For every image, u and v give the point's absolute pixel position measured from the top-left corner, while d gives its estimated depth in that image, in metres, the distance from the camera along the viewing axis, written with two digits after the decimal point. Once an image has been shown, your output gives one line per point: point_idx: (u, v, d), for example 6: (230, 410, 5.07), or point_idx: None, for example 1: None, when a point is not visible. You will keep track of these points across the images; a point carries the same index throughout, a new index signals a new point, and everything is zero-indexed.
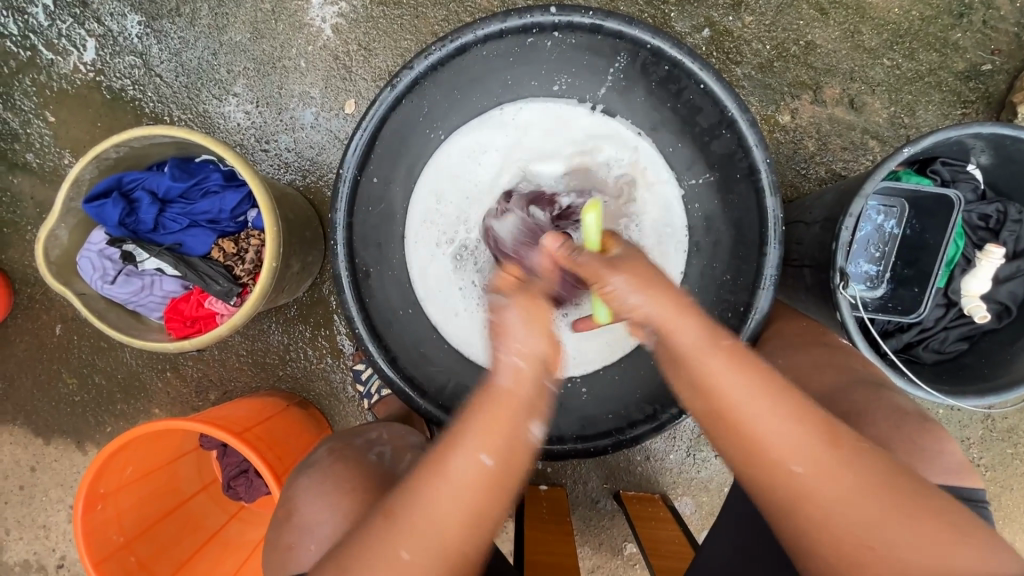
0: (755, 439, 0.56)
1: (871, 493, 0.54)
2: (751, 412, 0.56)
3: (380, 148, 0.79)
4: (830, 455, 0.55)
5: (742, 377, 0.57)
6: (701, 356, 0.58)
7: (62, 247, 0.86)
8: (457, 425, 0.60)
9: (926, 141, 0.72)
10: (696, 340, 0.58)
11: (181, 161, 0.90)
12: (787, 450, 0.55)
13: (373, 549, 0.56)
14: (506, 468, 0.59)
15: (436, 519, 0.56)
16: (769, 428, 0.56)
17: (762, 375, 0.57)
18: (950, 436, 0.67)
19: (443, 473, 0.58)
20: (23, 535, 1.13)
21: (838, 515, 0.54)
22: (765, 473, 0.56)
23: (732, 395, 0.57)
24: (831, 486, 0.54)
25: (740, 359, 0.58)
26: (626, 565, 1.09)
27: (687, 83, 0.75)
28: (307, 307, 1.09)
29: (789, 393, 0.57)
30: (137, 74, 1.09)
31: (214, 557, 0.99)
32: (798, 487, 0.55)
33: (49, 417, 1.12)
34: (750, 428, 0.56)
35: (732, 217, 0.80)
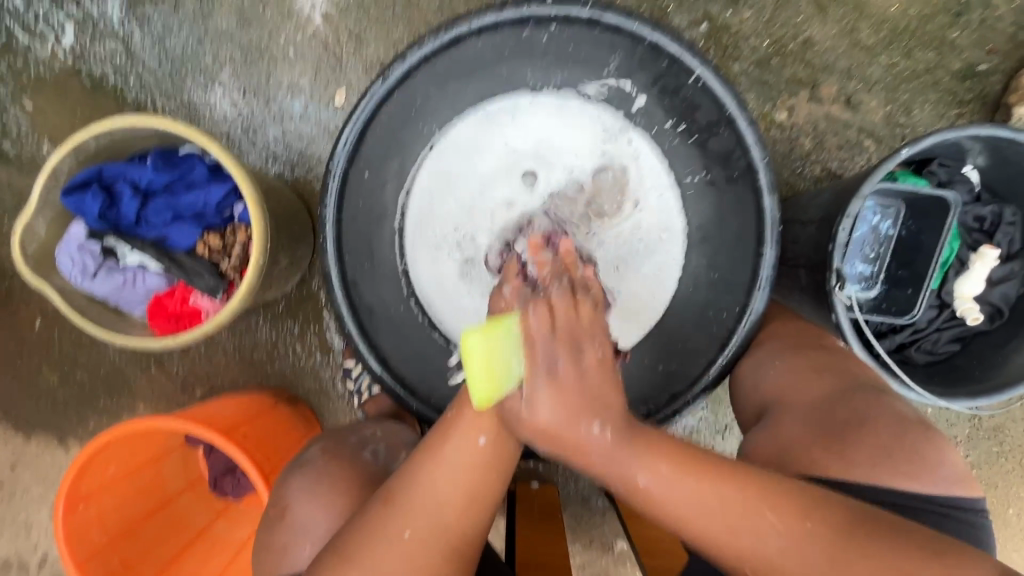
0: (705, 539, 0.55)
1: (822, 547, 0.54)
2: (691, 520, 0.55)
3: (371, 141, 0.77)
4: (777, 527, 0.55)
5: (664, 467, 0.56)
6: (619, 460, 0.55)
7: (40, 240, 0.83)
8: (450, 415, 0.58)
9: (924, 142, 0.72)
10: (600, 438, 0.54)
11: (164, 152, 0.88)
12: (741, 535, 0.55)
13: (376, 533, 0.56)
14: (499, 455, 0.57)
15: (438, 497, 0.56)
16: (688, 507, 0.55)
17: (676, 455, 0.56)
18: (951, 445, 0.67)
19: (438, 458, 0.57)
20: (4, 532, 1.11)
21: (787, 573, 0.55)
22: (708, 548, 0.56)
23: (663, 493, 0.55)
24: (774, 545, 0.55)
25: (651, 448, 0.56)
26: (616, 562, 1.09)
27: (686, 80, 0.74)
28: (296, 302, 1.07)
29: (704, 462, 0.57)
30: (119, 61, 1.05)
31: (200, 557, 0.97)
32: (759, 558, 0.55)
33: (30, 413, 1.10)
34: (688, 522, 0.55)
35: (727, 217, 0.79)
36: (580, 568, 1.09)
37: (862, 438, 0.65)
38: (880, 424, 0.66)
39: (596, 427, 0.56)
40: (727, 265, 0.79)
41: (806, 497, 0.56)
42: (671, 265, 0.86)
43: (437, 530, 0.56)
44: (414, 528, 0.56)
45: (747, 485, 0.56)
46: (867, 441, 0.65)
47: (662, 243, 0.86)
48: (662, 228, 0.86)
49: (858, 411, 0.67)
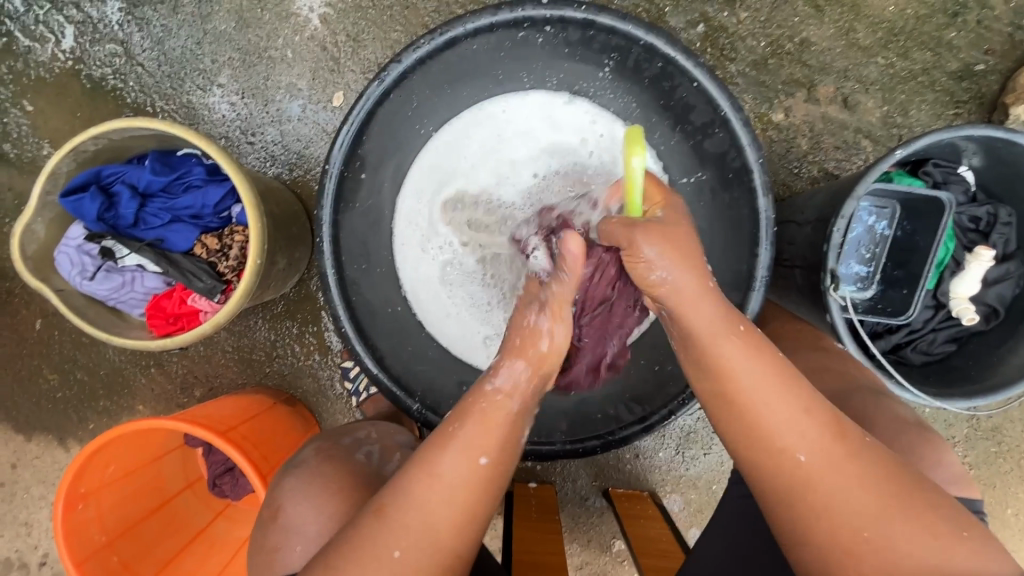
0: (761, 430, 0.56)
1: (870, 484, 0.54)
2: (766, 408, 0.56)
3: (367, 143, 0.77)
4: (831, 448, 0.55)
5: (756, 364, 0.57)
6: (739, 356, 0.57)
7: (39, 241, 0.84)
8: (445, 429, 0.59)
9: (919, 143, 0.72)
10: (712, 334, 0.57)
11: (162, 154, 0.88)
12: (795, 438, 0.55)
13: (365, 548, 0.55)
14: (500, 469, 0.59)
15: (432, 519, 0.56)
16: (768, 408, 0.56)
17: (773, 360, 0.57)
18: (949, 446, 0.66)
19: (436, 475, 0.57)
20: (4, 532, 1.11)
21: (839, 502, 0.54)
22: (769, 457, 0.56)
23: (748, 386, 0.56)
24: (833, 474, 0.55)
25: (752, 344, 0.57)
26: (614, 562, 1.09)
27: (681, 81, 0.74)
28: (294, 303, 1.07)
29: (790, 371, 0.58)
30: (118, 63, 1.06)
31: (198, 557, 0.98)
32: (798, 468, 0.55)
33: (30, 413, 1.10)
34: (763, 422, 0.56)
35: (722, 218, 0.79)
36: (578, 567, 1.09)
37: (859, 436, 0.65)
38: (877, 423, 0.66)
39: (715, 340, 0.57)
40: (722, 266, 0.79)
41: (860, 431, 0.57)
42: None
43: (427, 545, 0.56)
44: (404, 547, 0.56)
45: (824, 403, 0.57)
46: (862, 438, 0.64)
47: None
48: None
49: (855, 410, 0.67)
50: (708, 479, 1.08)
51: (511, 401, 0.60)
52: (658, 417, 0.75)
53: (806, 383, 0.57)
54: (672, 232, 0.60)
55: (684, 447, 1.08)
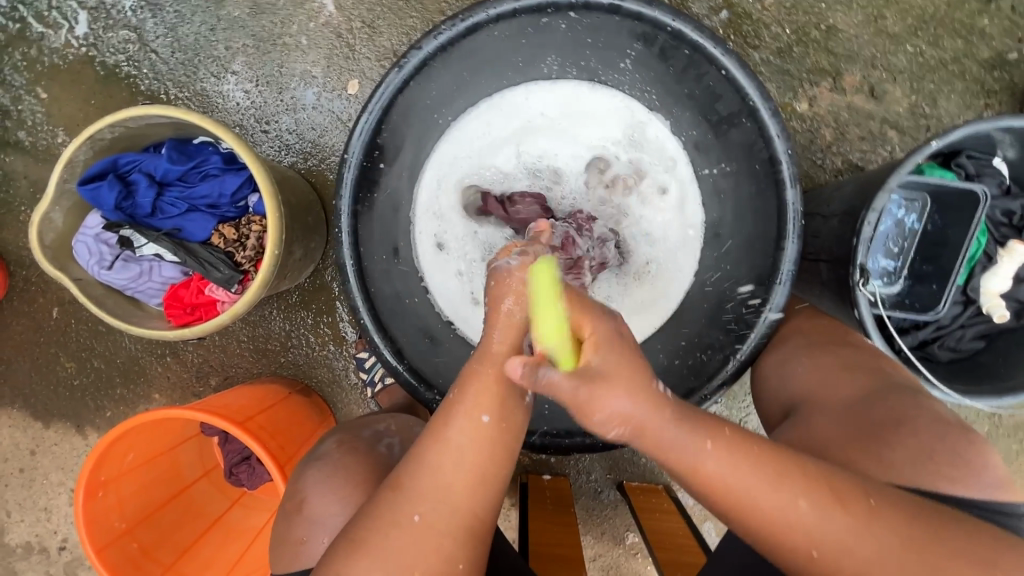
0: (772, 534, 0.53)
1: (889, 550, 0.51)
2: (755, 498, 0.53)
3: (387, 131, 0.76)
4: (843, 523, 0.52)
5: (742, 460, 0.53)
6: (687, 446, 0.53)
7: (57, 231, 0.83)
8: (449, 396, 0.56)
9: (954, 135, 0.70)
10: (675, 430, 0.53)
11: (178, 143, 0.88)
12: (800, 520, 0.52)
13: (383, 517, 0.55)
14: (506, 426, 0.56)
15: (448, 483, 0.55)
16: (767, 500, 0.52)
17: (759, 470, 0.53)
18: (988, 446, 0.63)
19: (443, 440, 0.55)
20: (24, 517, 1.13)
21: (868, 574, 0.52)
22: (782, 552, 0.53)
23: (738, 488, 0.53)
24: (852, 552, 0.52)
25: (729, 449, 0.53)
26: (627, 555, 1.09)
27: (708, 69, 0.72)
28: (309, 293, 1.07)
29: (779, 460, 0.54)
30: (132, 50, 1.05)
31: (216, 544, 0.98)
32: (819, 562, 0.52)
33: (48, 400, 1.11)
34: (766, 523, 0.53)
35: (747, 211, 0.77)
36: (591, 560, 1.09)
37: (899, 440, 0.62)
38: (912, 424, 0.62)
39: (652, 425, 0.53)
40: (745, 260, 0.77)
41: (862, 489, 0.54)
42: (688, 258, 0.87)
43: (445, 508, 0.54)
44: (423, 511, 0.54)
45: (818, 495, 0.52)
46: (902, 442, 0.62)
47: (686, 236, 0.87)
48: (684, 224, 0.87)
49: (893, 411, 0.64)
50: None
51: (512, 372, 0.56)
52: None
53: (791, 468, 0.53)
54: (581, 306, 0.53)
55: None
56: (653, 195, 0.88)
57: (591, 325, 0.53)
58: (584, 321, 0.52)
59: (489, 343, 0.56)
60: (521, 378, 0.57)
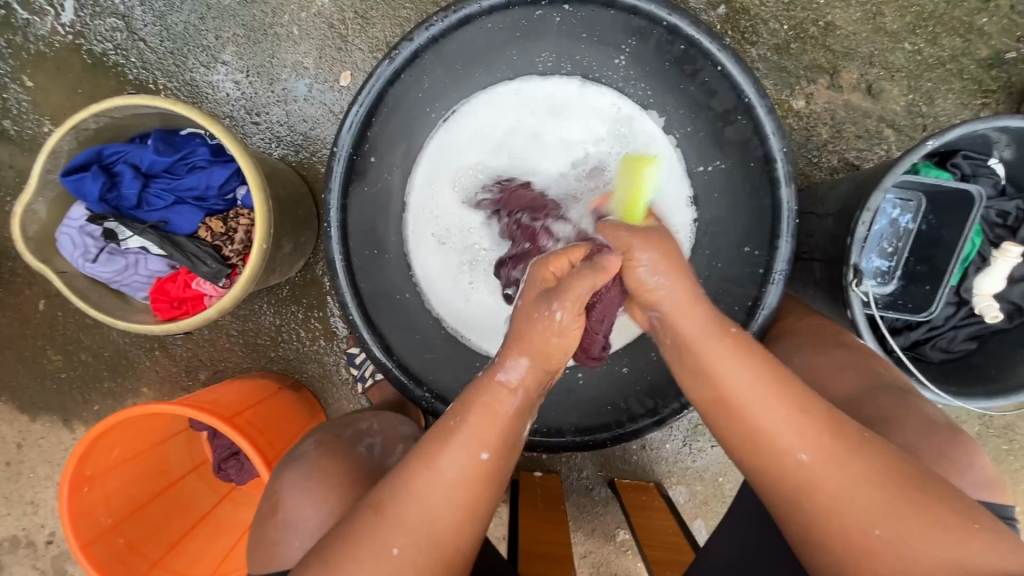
0: (758, 435, 0.55)
1: (872, 481, 0.52)
2: (754, 405, 0.55)
3: (378, 124, 0.75)
4: (829, 444, 0.53)
5: (754, 371, 0.55)
6: (706, 354, 0.56)
7: (40, 222, 0.82)
8: (448, 424, 0.57)
9: (951, 135, 0.70)
10: (701, 337, 0.56)
11: (165, 134, 0.86)
12: (794, 438, 0.54)
13: (361, 547, 0.54)
14: (499, 465, 0.57)
15: (431, 516, 0.55)
16: (762, 417, 0.54)
17: (768, 368, 0.56)
18: (980, 449, 0.63)
19: (435, 470, 0.55)
20: (11, 510, 1.12)
21: (845, 503, 0.52)
22: (767, 455, 0.54)
23: (742, 398, 0.55)
24: (835, 474, 0.53)
25: (744, 354, 0.56)
26: (618, 552, 1.08)
27: (704, 65, 0.71)
28: (299, 288, 1.06)
29: (794, 383, 0.55)
30: (119, 38, 1.03)
31: (205, 538, 0.98)
32: (804, 471, 0.53)
33: (35, 393, 1.10)
34: (756, 426, 0.55)
35: (739, 209, 0.77)
36: (581, 556, 1.09)
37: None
38: (905, 425, 0.62)
39: (682, 322, 0.57)
40: (738, 259, 0.76)
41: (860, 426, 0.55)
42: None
43: (426, 545, 0.54)
44: (402, 544, 0.54)
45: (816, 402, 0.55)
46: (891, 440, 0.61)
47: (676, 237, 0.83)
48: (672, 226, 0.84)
49: (883, 410, 0.63)
50: (715, 471, 1.08)
51: (513, 395, 0.57)
52: (670, 411, 0.73)
53: (799, 384, 0.55)
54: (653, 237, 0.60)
55: (692, 439, 1.07)
56: None
57: (646, 255, 0.57)
58: (634, 242, 0.58)
59: (497, 371, 0.57)
60: (524, 412, 0.58)
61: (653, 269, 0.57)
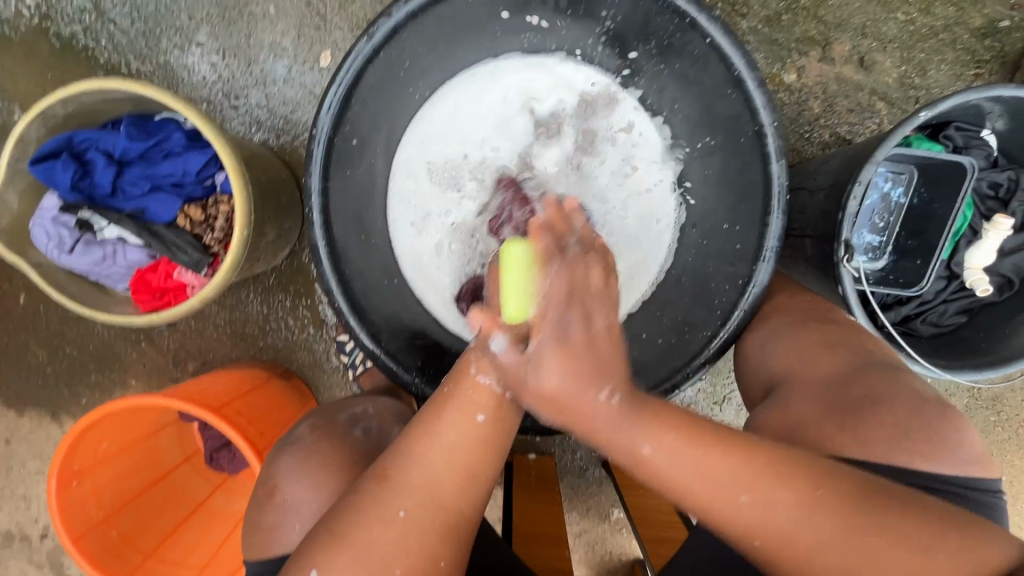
0: (694, 495, 0.52)
1: (812, 524, 0.51)
2: (685, 474, 0.52)
3: (358, 105, 0.72)
4: (777, 491, 0.52)
5: (678, 439, 0.52)
6: (625, 432, 0.51)
7: (12, 213, 0.79)
8: (444, 390, 0.56)
9: (943, 105, 0.68)
10: (608, 425, 0.51)
11: (138, 118, 0.84)
12: (733, 488, 0.52)
13: (367, 511, 0.53)
14: (500, 429, 0.56)
15: (434, 478, 0.54)
16: (694, 480, 0.52)
17: (690, 430, 0.53)
18: (969, 424, 0.63)
19: (434, 434, 0.55)
20: (4, 505, 1.11)
21: (794, 543, 0.51)
22: (709, 511, 0.52)
23: (667, 465, 0.52)
24: (778, 518, 0.51)
25: (666, 418, 0.52)
26: (612, 530, 1.09)
27: (693, 38, 0.69)
28: (286, 275, 1.04)
29: (720, 434, 0.53)
30: (88, 20, 0.99)
31: (199, 528, 0.98)
32: (752, 523, 0.52)
33: (21, 388, 1.08)
34: (696, 488, 0.52)
35: (730, 187, 0.75)
36: (577, 535, 1.10)
37: (873, 415, 0.61)
38: (900, 404, 0.62)
39: (599, 394, 0.52)
40: (726, 237, 0.75)
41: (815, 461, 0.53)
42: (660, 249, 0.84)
43: (431, 506, 0.53)
44: (409, 507, 0.53)
45: (760, 452, 0.53)
46: (879, 417, 0.61)
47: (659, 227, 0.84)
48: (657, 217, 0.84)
49: (873, 386, 0.63)
50: None
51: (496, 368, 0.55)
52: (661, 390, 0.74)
53: (731, 435, 0.53)
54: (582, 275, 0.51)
55: None
56: (631, 182, 0.85)
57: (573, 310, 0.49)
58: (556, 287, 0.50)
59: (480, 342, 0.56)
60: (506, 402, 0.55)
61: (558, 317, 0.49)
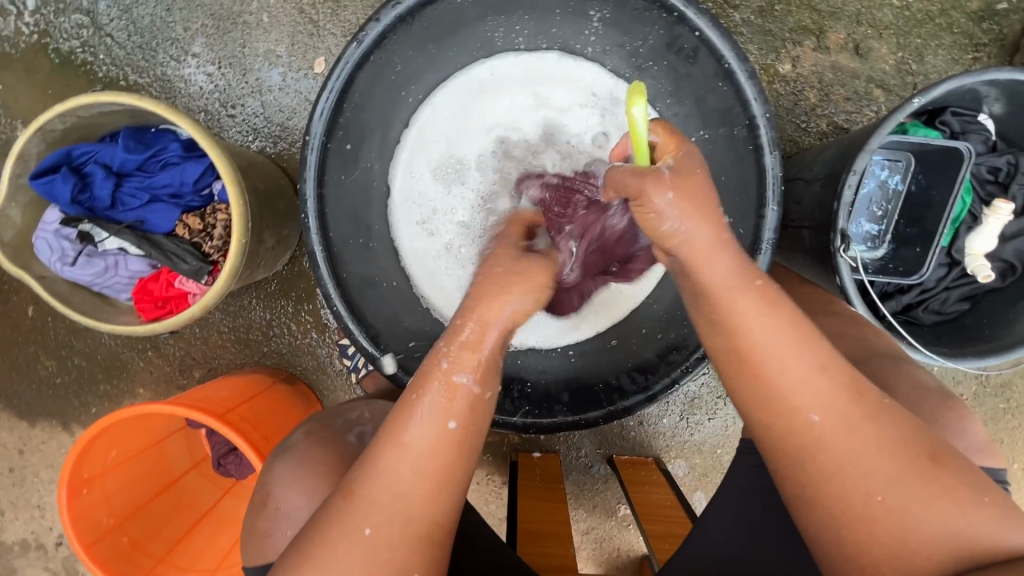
0: (772, 389, 0.51)
1: (884, 445, 0.49)
2: (773, 360, 0.50)
3: (350, 110, 0.73)
4: (851, 407, 0.50)
5: (773, 317, 0.51)
6: (743, 314, 0.51)
7: (16, 227, 0.81)
8: (411, 395, 0.55)
9: (937, 91, 0.67)
10: (717, 285, 0.52)
11: (135, 131, 0.85)
12: (808, 398, 0.50)
13: (331, 533, 0.52)
14: (470, 431, 0.55)
15: (402, 491, 0.53)
16: (798, 373, 0.50)
17: (792, 323, 0.51)
18: (974, 415, 0.62)
19: (402, 444, 0.53)
20: (19, 515, 1.13)
21: (855, 474, 0.50)
22: (777, 416, 0.51)
23: (756, 342, 0.51)
24: (849, 440, 0.50)
25: (769, 300, 0.51)
26: (620, 526, 1.09)
27: (683, 32, 0.69)
28: (287, 281, 1.05)
29: (816, 343, 0.51)
30: (86, 35, 1.00)
31: (209, 534, 0.99)
32: (817, 438, 0.50)
33: (32, 400, 1.10)
34: (778, 393, 0.51)
35: (725, 181, 0.75)
36: (584, 532, 1.10)
37: None
38: (902, 394, 0.61)
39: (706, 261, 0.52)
40: None
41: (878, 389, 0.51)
42: None
43: (397, 520, 0.52)
44: (373, 524, 0.52)
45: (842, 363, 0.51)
46: None
47: None
48: None
49: (873, 377, 0.63)
50: (713, 443, 1.08)
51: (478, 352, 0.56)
52: (660, 387, 0.73)
53: (822, 340, 0.51)
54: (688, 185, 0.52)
55: (689, 413, 1.07)
56: None
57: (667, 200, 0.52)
58: (647, 184, 0.52)
59: (458, 330, 0.56)
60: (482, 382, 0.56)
61: (667, 215, 0.52)
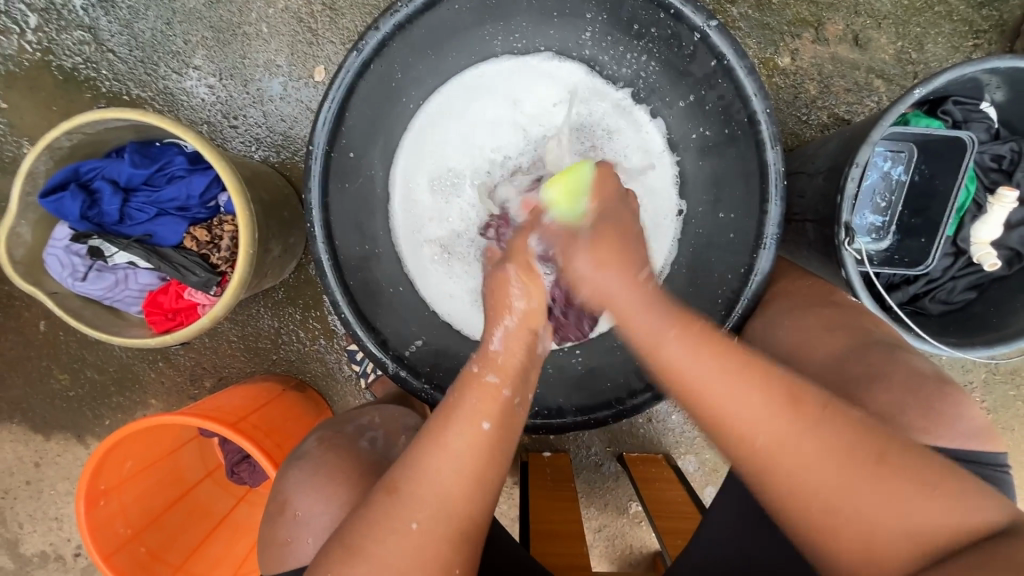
0: (714, 418, 0.55)
1: (830, 452, 0.52)
2: (707, 381, 0.55)
3: (352, 119, 0.73)
4: (794, 429, 0.53)
5: (696, 346, 0.56)
6: (653, 328, 0.58)
7: (26, 244, 0.82)
8: (451, 399, 0.58)
9: (938, 81, 0.67)
10: (643, 309, 0.59)
11: (140, 145, 0.86)
12: (748, 420, 0.54)
13: (380, 526, 0.53)
14: (502, 437, 0.57)
15: (444, 490, 0.54)
16: (735, 406, 0.54)
17: (717, 349, 0.56)
18: (970, 399, 0.63)
19: (442, 444, 0.56)
20: (37, 527, 1.14)
21: (810, 482, 0.52)
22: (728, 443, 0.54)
23: (688, 372, 0.56)
24: (794, 451, 0.52)
25: (688, 330, 0.57)
26: (632, 523, 1.10)
27: (681, 31, 0.69)
28: (294, 289, 1.06)
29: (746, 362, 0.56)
30: (88, 51, 1.01)
31: (225, 541, 1.00)
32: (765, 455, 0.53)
33: (46, 413, 1.11)
34: (717, 407, 0.55)
35: (727, 177, 0.75)
36: (597, 530, 1.10)
37: (873, 398, 0.61)
38: (909, 387, 0.62)
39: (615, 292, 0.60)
40: (722, 226, 0.76)
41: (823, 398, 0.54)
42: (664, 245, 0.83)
43: (443, 517, 0.54)
44: (421, 518, 0.54)
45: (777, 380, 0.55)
46: (877, 399, 0.61)
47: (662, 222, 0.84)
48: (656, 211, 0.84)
49: (882, 372, 0.63)
50: None
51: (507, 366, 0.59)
52: None
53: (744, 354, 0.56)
54: (603, 238, 0.62)
55: None
56: (630, 178, 0.85)
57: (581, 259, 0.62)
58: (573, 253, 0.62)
59: (488, 344, 0.61)
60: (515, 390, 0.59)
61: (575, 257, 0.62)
